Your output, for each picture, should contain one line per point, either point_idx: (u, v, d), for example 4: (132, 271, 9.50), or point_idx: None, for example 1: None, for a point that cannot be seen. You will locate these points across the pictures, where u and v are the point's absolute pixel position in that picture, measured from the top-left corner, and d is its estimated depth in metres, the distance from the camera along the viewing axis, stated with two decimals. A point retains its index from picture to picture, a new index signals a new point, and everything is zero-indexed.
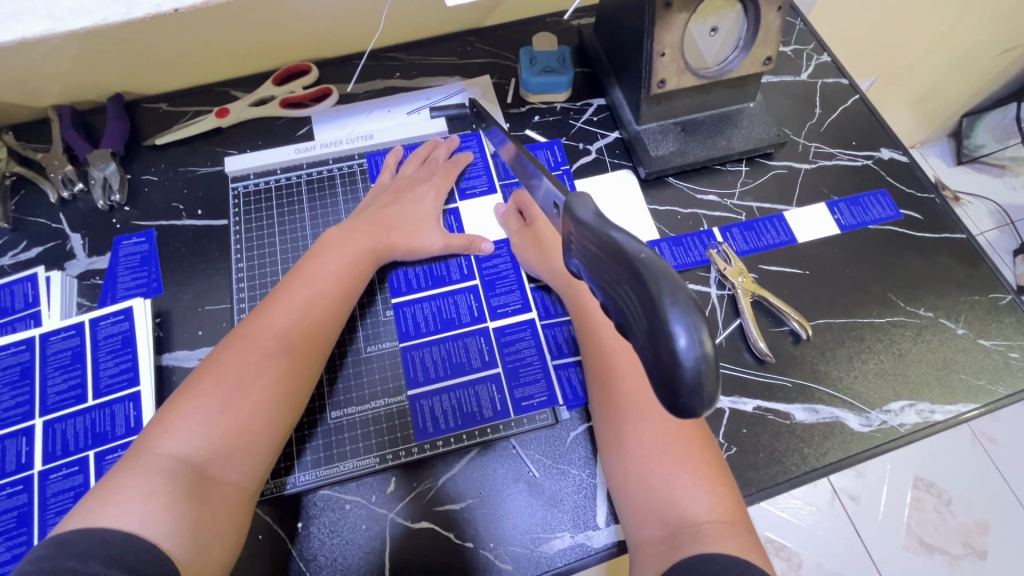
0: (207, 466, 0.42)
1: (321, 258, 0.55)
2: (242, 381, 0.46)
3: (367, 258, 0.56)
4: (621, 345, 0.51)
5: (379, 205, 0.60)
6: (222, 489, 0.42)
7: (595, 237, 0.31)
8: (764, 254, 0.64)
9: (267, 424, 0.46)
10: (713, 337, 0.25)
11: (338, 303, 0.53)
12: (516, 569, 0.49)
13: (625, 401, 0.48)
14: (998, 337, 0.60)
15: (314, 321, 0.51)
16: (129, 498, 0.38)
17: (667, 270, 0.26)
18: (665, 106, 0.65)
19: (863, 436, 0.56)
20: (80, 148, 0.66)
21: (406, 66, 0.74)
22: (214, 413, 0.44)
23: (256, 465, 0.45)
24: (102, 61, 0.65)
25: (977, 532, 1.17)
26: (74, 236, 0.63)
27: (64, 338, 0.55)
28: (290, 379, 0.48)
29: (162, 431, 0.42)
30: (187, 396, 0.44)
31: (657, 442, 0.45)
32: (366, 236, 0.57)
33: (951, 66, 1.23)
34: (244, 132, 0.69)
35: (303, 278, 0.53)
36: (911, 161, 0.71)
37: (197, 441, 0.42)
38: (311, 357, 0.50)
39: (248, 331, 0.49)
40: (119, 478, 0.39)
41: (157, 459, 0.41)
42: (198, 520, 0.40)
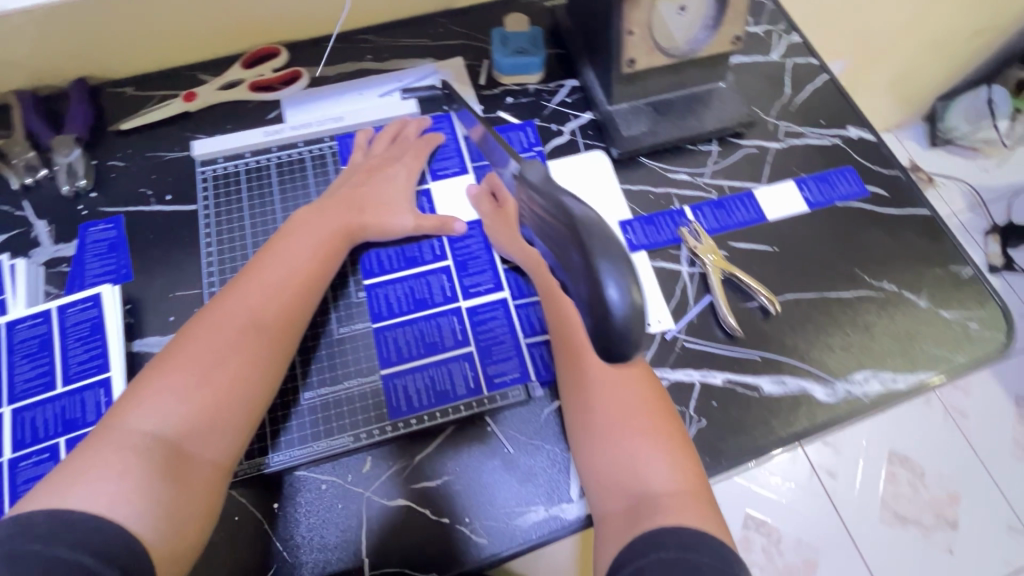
0: (183, 443, 0.42)
1: (293, 236, 0.55)
2: (218, 357, 0.46)
3: (340, 237, 0.56)
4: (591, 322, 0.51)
5: (351, 185, 0.60)
6: (198, 467, 0.42)
7: (560, 214, 0.40)
8: (734, 232, 0.65)
9: (244, 401, 0.46)
10: (638, 291, 0.35)
11: (312, 281, 0.53)
12: (492, 542, 0.50)
13: (595, 379, 0.49)
14: (958, 308, 0.62)
15: (290, 298, 0.51)
16: (100, 478, 0.38)
17: (611, 243, 0.36)
18: (636, 87, 0.66)
19: (829, 406, 0.57)
20: (43, 133, 0.64)
21: (378, 48, 0.73)
22: (189, 389, 0.44)
23: (233, 444, 0.45)
24: (62, 44, 0.63)
25: (948, 503, 1.22)
26: (39, 223, 0.61)
27: (30, 325, 0.55)
28: (267, 357, 0.48)
29: (135, 408, 0.42)
30: (160, 372, 0.44)
31: (625, 419, 0.47)
32: (338, 215, 0.57)
33: (924, 48, 1.25)
34: (212, 116, 0.68)
35: (276, 256, 0.53)
36: (878, 139, 0.72)
37: (171, 418, 0.42)
38: (287, 334, 0.50)
39: (222, 307, 0.49)
40: (92, 456, 0.39)
41: (131, 435, 0.41)
42: (171, 499, 0.40)
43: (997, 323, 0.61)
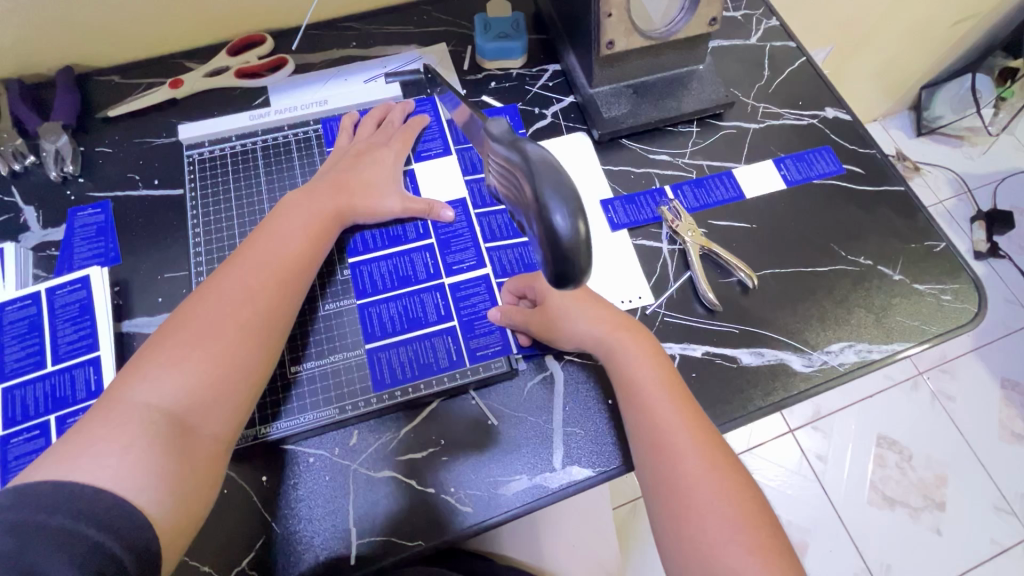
0: (185, 417, 0.43)
1: (284, 217, 0.55)
2: (216, 332, 0.46)
3: (331, 217, 0.57)
4: (672, 412, 0.48)
5: (340, 168, 0.60)
6: (200, 440, 0.43)
7: (511, 153, 0.39)
8: (713, 210, 0.67)
9: (244, 374, 0.46)
10: (586, 221, 0.35)
11: (304, 259, 0.54)
12: (476, 511, 0.51)
13: (682, 472, 0.45)
14: (931, 281, 0.64)
15: (284, 276, 0.51)
16: (105, 451, 0.39)
17: (559, 174, 0.35)
18: (616, 69, 0.67)
19: (806, 376, 0.58)
20: (30, 121, 0.65)
21: (362, 35, 0.74)
22: (190, 364, 0.44)
23: (234, 418, 0.45)
24: (48, 31, 0.64)
25: (936, 484, 1.24)
26: (28, 208, 0.62)
27: (20, 307, 0.55)
28: (264, 332, 0.49)
29: (135, 383, 0.43)
30: (160, 348, 0.45)
31: (716, 515, 0.43)
32: (329, 197, 0.57)
33: (907, 37, 1.26)
34: (198, 103, 0.69)
35: (269, 236, 0.53)
36: (855, 120, 0.73)
37: (173, 392, 0.43)
38: (283, 312, 0.50)
39: (217, 285, 0.49)
40: (94, 431, 0.40)
41: (134, 409, 0.41)
42: (175, 471, 0.40)
43: (969, 295, 0.63)
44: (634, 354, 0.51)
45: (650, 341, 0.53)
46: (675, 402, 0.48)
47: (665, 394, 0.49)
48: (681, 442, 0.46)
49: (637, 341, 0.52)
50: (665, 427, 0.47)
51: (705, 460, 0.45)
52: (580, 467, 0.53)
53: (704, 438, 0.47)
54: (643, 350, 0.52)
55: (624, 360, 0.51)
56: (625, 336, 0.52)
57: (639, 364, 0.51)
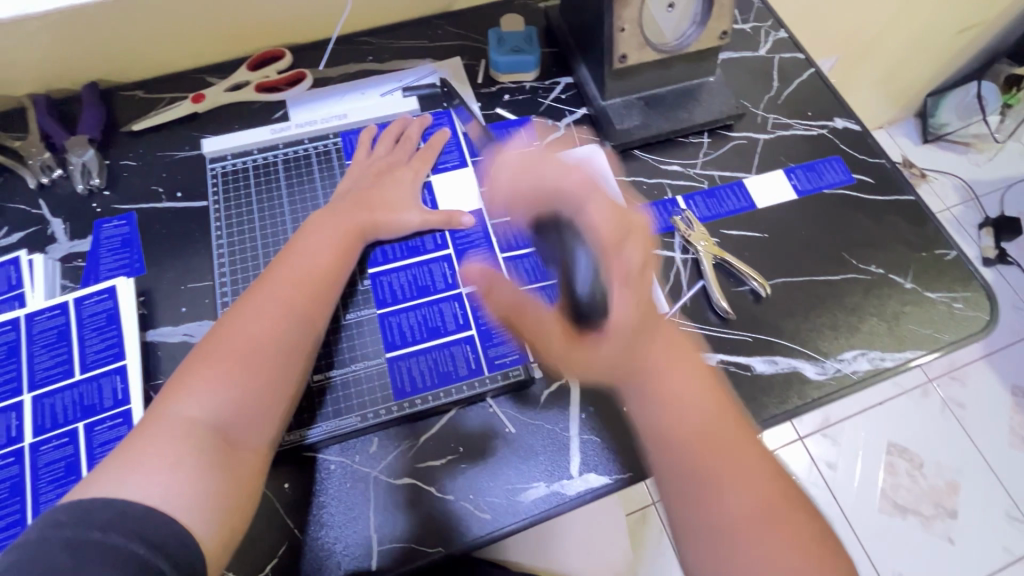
0: (228, 430, 0.44)
1: (312, 236, 0.57)
2: (255, 349, 0.48)
3: (355, 234, 0.58)
4: (720, 449, 0.44)
5: (362, 187, 0.62)
6: (244, 453, 0.44)
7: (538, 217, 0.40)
8: (725, 220, 0.68)
9: (282, 388, 0.48)
10: None
11: (332, 274, 0.55)
12: (495, 517, 0.52)
13: (732, 520, 0.41)
14: (942, 289, 0.64)
15: (314, 291, 0.53)
16: (153, 470, 0.40)
17: None
18: (629, 82, 0.68)
19: (819, 383, 0.59)
20: (57, 135, 0.67)
21: (378, 49, 0.76)
22: (231, 379, 0.46)
23: (273, 430, 0.47)
24: (76, 48, 0.66)
25: (947, 493, 1.24)
26: (55, 221, 0.64)
27: (49, 317, 0.57)
28: (297, 346, 0.50)
29: (179, 399, 0.44)
30: (199, 365, 0.46)
31: (773, 567, 0.40)
32: (352, 214, 0.59)
33: (912, 46, 1.28)
34: (219, 116, 0.71)
35: (299, 254, 0.55)
36: (864, 130, 0.74)
37: (217, 407, 0.44)
38: (315, 326, 0.52)
39: (250, 303, 0.50)
40: (141, 449, 0.41)
41: (179, 425, 0.43)
42: (220, 483, 0.42)
43: (981, 303, 0.63)
44: (678, 383, 0.45)
45: (696, 366, 0.47)
46: (722, 435, 0.44)
47: (714, 434, 0.44)
48: (732, 485, 0.42)
49: (679, 366, 0.46)
50: (712, 469, 0.43)
51: (759, 503, 0.42)
52: (596, 474, 0.53)
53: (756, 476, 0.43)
54: (687, 379, 0.46)
55: (668, 392, 0.45)
56: (667, 360, 0.46)
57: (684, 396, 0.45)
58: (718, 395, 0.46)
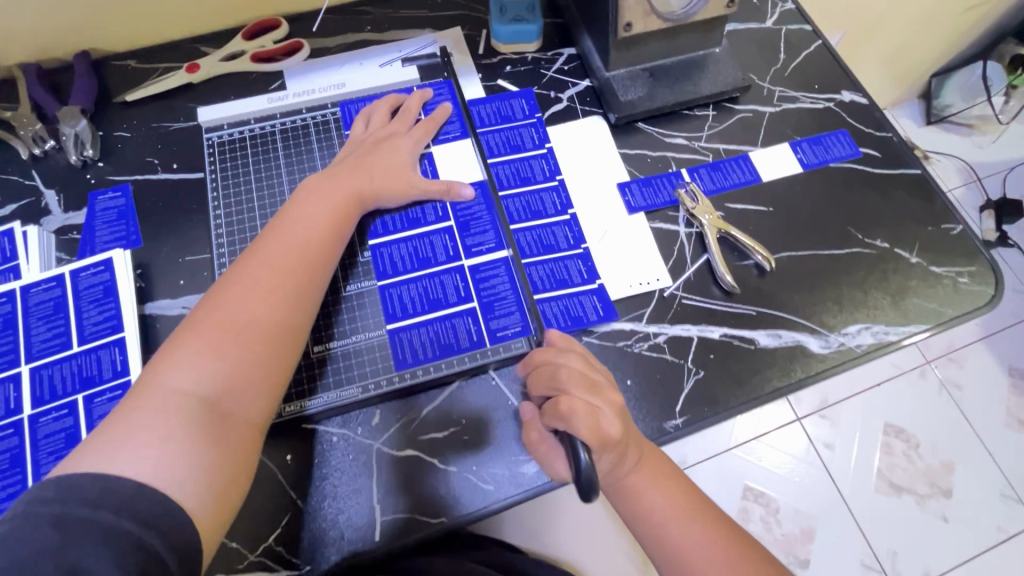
0: (220, 402, 0.43)
1: (307, 204, 0.55)
2: (246, 320, 0.47)
3: (350, 202, 0.57)
4: (697, 536, 0.49)
5: (359, 154, 0.60)
6: (237, 423, 0.44)
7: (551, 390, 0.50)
8: (730, 193, 0.67)
9: (274, 360, 0.47)
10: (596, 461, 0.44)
11: (326, 245, 0.54)
12: (498, 489, 0.52)
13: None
14: (948, 264, 0.64)
15: (307, 263, 0.52)
16: (143, 444, 0.39)
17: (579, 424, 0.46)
18: (633, 52, 0.67)
19: (823, 357, 0.59)
20: (49, 105, 0.65)
21: (377, 19, 0.74)
22: (221, 351, 0.45)
23: (267, 401, 0.46)
24: (66, 16, 0.64)
25: (943, 472, 1.25)
26: (49, 192, 0.63)
27: (45, 289, 0.56)
28: (291, 319, 0.49)
29: (168, 371, 0.43)
30: (188, 338, 0.45)
31: None
32: (346, 184, 0.57)
33: (918, 24, 1.25)
34: (215, 87, 0.69)
35: (293, 222, 0.53)
36: (871, 103, 0.73)
37: (209, 377, 0.44)
38: (308, 299, 0.51)
39: (240, 276, 0.49)
40: (131, 423, 0.40)
41: (170, 396, 0.42)
42: (213, 454, 0.41)
43: (986, 277, 0.63)
44: (645, 485, 0.51)
45: (662, 464, 0.53)
46: (696, 523, 0.49)
47: (685, 519, 0.50)
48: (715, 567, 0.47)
49: (647, 467, 0.51)
50: (697, 563, 0.48)
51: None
52: None
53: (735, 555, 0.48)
54: (657, 478, 0.51)
55: (641, 496, 0.51)
56: (640, 468, 0.51)
57: (653, 496, 0.51)
58: (681, 483, 0.52)
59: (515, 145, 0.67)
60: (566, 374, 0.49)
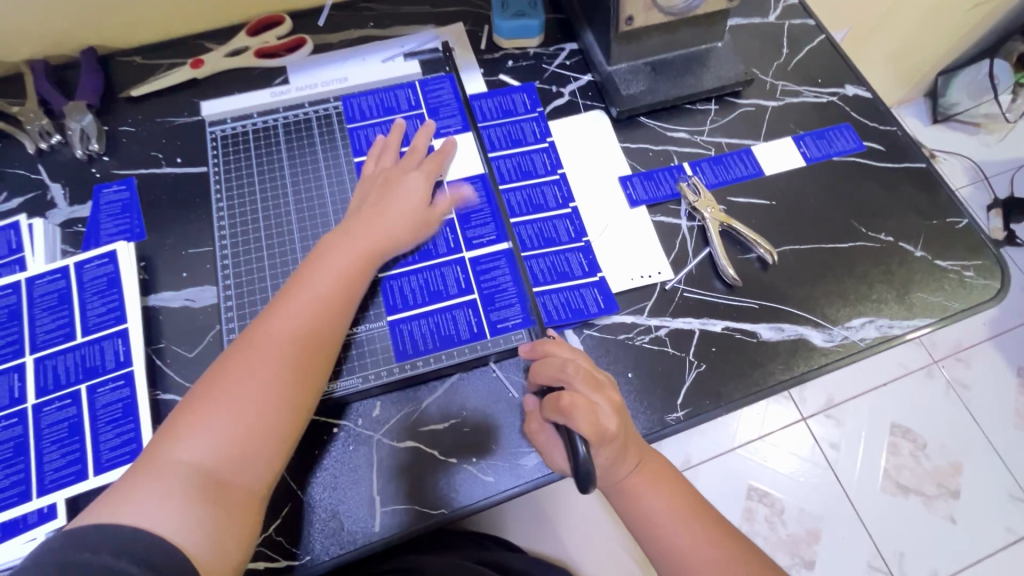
0: (220, 473, 0.42)
1: (321, 261, 0.53)
2: (249, 389, 0.45)
3: (363, 258, 0.54)
4: (698, 533, 0.49)
5: (374, 201, 0.58)
6: (236, 494, 0.43)
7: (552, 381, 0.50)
8: (732, 187, 0.66)
9: (275, 430, 0.45)
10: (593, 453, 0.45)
11: (338, 307, 0.51)
12: (498, 481, 0.52)
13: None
14: (952, 258, 0.63)
15: (318, 326, 0.50)
16: (143, 501, 0.40)
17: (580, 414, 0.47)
18: (635, 46, 0.67)
19: (826, 350, 0.58)
20: (55, 100, 0.66)
21: (379, 15, 0.74)
22: (225, 423, 0.44)
23: (270, 470, 0.45)
24: (72, 12, 0.65)
25: (950, 473, 1.23)
26: (55, 186, 0.63)
27: (49, 281, 0.56)
28: (296, 386, 0.47)
29: (175, 438, 0.43)
30: (196, 407, 0.44)
31: None
32: (361, 236, 0.55)
33: (924, 21, 1.24)
34: (219, 82, 0.70)
35: (303, 284, 0.51)
36: (875, 97, 0.73)
37: (212, 448, 0.43)
38: (317, 364, 0.49)
39: (250, 341, 0.48)
40: (135, 483, 0.41)
41: (173, 466, 0.41)
42: (210, 522, 0.40)
43: (991, 271, 0.63)
44: (642, 487, 0.51)
45: (660, 466, 0.52)
46: (695, 521, 0.49)
47: (684, 521, 0.49)
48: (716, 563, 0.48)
49: (646, 470, 0.51)
50: (699, 562, 0.48)
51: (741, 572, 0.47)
52: None
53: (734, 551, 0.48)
54: (656, 480, 0.51)
55: (641, 499, 0.50)
56: (638, 469, 0.51)
57: (651, 497, 0.50)
58: (677, 481, 0.52)
59: (517, 140, 0.67)
60: (571, 367, 0.49)
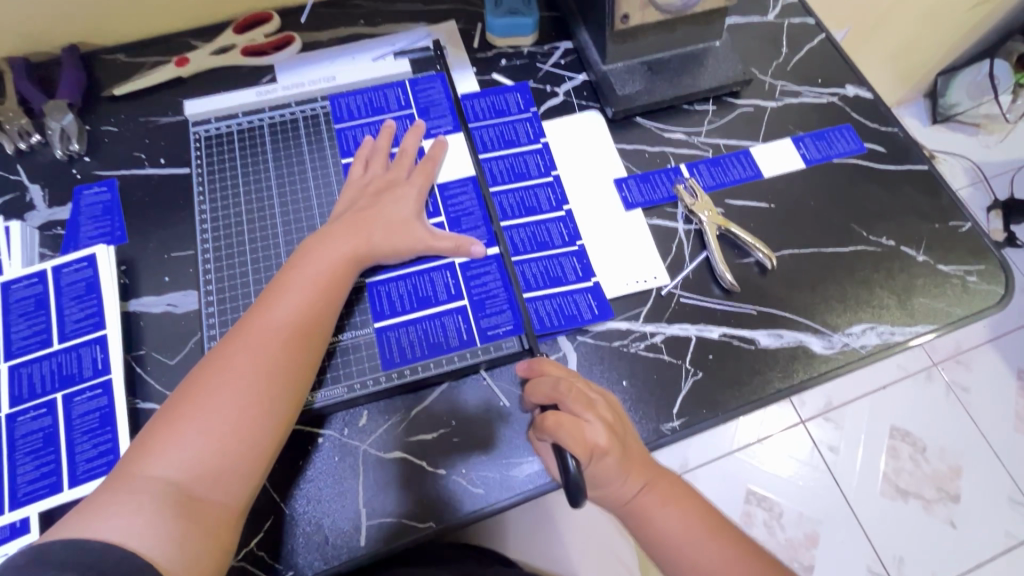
0: (194, 487, 0.41)
1: (302, 267, 0.51)
2: (225, 401, 0.44)
3: (345, 263, 0.52)
4: (715, 549, 0.48)
5: (358, 207, 0.56)
6: (211, 509, 0.41)
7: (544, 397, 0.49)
8: (729, 189, 0.65)
9: (252, 442, 0.44)
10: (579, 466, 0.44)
11: (319, 314, 0.50)
12: (488, 492, 0.50)
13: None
14: (956, 263, 0.62)
15: (298, 335, 0.48)
16: (114, 516, 0.38)
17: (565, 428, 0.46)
18: (630, 44, 0.65)
19: (826, 358, 0.57)
20: (35, 99, 0.64)
21: (370, 12, 0.73)
22: (200, 435, 0.42)
23: (247, 483, 0.43)
24: (52, 9, 0.63)
25: (950, 477, 1.22)
26: (34, 187, 0.61)
27: (26, 285, 0.55)
28: (275, 396, 0.45)
29: (149, 450, 0.41)
30: (169, 419, 0.43)
31: None
32: (345, 240, 0.53)
33: (925, 20, 1.23)
34: (205, 81, 0.68)
35: (283, 291, 0.50)
36: (876, 97, 0.71)
37: (185, 462, 0.41)
38: (296, 373, 0.47)
39: (228, 350, 0.46)
40: (106, 498, 0.39)
41: (145, 480, 0.40)
42: (183, 539, 0.39)
43: (996, 276, 0.61)
44: (653, 507, 0.49)
45: (670, 481, 0.51)
46: (711, 536, 0.48)
47: (698, 538, 0.48)
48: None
49: (655, 488, 0.50)
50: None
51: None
52: None
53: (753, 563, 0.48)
54: (667, 497, 0.50)
55: (654, 520, 0.49)
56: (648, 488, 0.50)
57: (665, 517, 0.49)
58: (689, 495, 0.51)
59: (509, 140, 0.65)
60: (562, 385, 0.48)
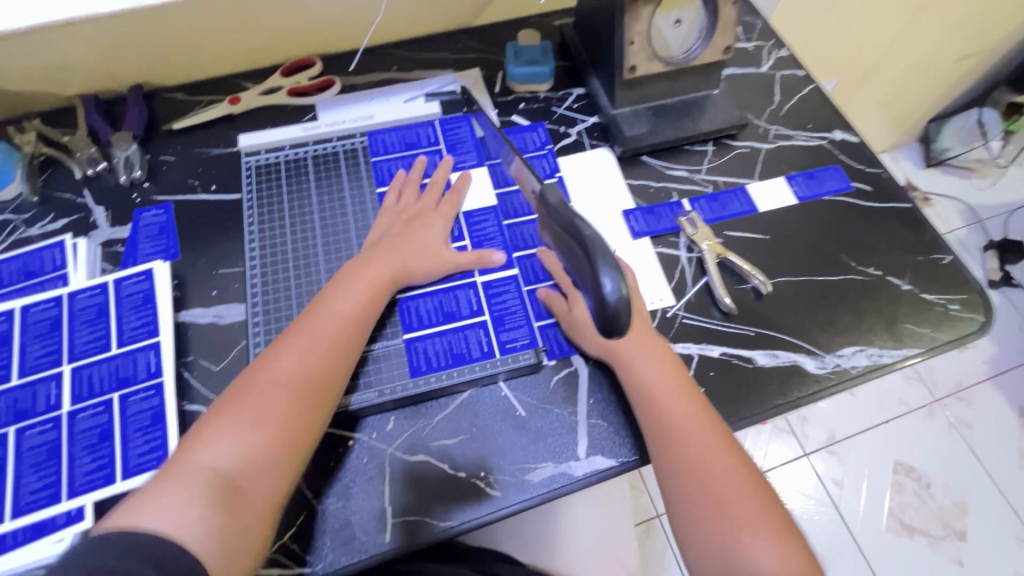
0: (240, 478, 0.45)
1: (343, 284, 0.57)
2: (270, 401, 0.48)
3: (382, 283, 0.58)
4: (686, 408, 0.52)
5: (392, 233, 0.62)
6: (251, 501, 0.45)
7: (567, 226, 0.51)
8: (728, 222, 0.71)
9: (292, 440, 0.48)
10: (626, 285, 0.47)
11: (356, 327, 0.55)
12: (506, 495, 0.54)
13: (694, 456, 0.50)
14: (939, 291, 0.67)
15: (338, 344, 0.53)
16: (168, 503, 0.43)
17: (603, 247, 0.48)
18: (637, 92, 0.73)
19: (819, 377, 0.61)
20: (103, 131, 0.72)
21: (403, 61, 0.81)
22: (246, 432, 0.47)
23: (284, 479, 0.47)
24: (125, 53, 0.72)
25: (956, 514, 1.23)
26: (98, 209, 0.68)
27: (89, 295, 0.60)
28: (314, 401, 0.50)
29: (201, 442, 0.46)
30: (222, 415, 0.48)
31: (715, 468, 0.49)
32: (382, 262, 0.59)
33: (912, 71, 1.32)
34: (254, 117, 0.76)
35: (325, 305, 0.55)
36: (862, 142, 0.78)
37: (233, 454, 0.46)
38: (333, 380, 0.52)
39: (276, 354, 0.51)
40: (161, 486, 0.44)
41: (197, 470, 0.45)
42: (226, 527, 0.43)
43: (977, 304, 0.66)
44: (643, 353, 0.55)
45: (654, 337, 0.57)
46: (682, 396, 0.53)
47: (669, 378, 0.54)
48: (694, 436, 0.51)
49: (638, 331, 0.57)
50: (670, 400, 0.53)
51: (714, 446, 0.50)
52: (602, 457, 0.56)
53: (716, 438, 0.51)
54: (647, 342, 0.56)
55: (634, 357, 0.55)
56: (635, 345, 0.56)
57: (651, 364, 0.55)
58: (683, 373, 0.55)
59: None
60: None
